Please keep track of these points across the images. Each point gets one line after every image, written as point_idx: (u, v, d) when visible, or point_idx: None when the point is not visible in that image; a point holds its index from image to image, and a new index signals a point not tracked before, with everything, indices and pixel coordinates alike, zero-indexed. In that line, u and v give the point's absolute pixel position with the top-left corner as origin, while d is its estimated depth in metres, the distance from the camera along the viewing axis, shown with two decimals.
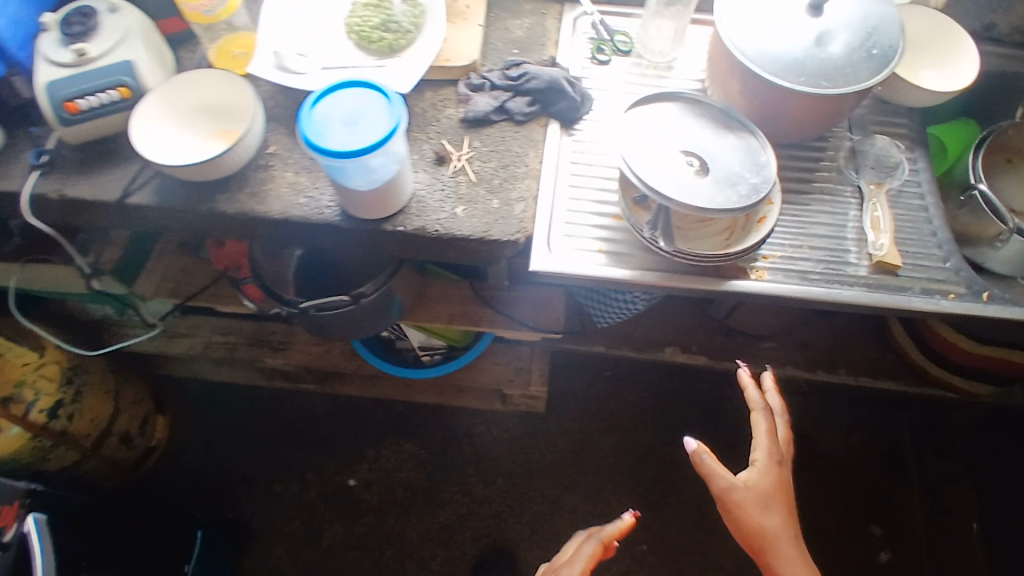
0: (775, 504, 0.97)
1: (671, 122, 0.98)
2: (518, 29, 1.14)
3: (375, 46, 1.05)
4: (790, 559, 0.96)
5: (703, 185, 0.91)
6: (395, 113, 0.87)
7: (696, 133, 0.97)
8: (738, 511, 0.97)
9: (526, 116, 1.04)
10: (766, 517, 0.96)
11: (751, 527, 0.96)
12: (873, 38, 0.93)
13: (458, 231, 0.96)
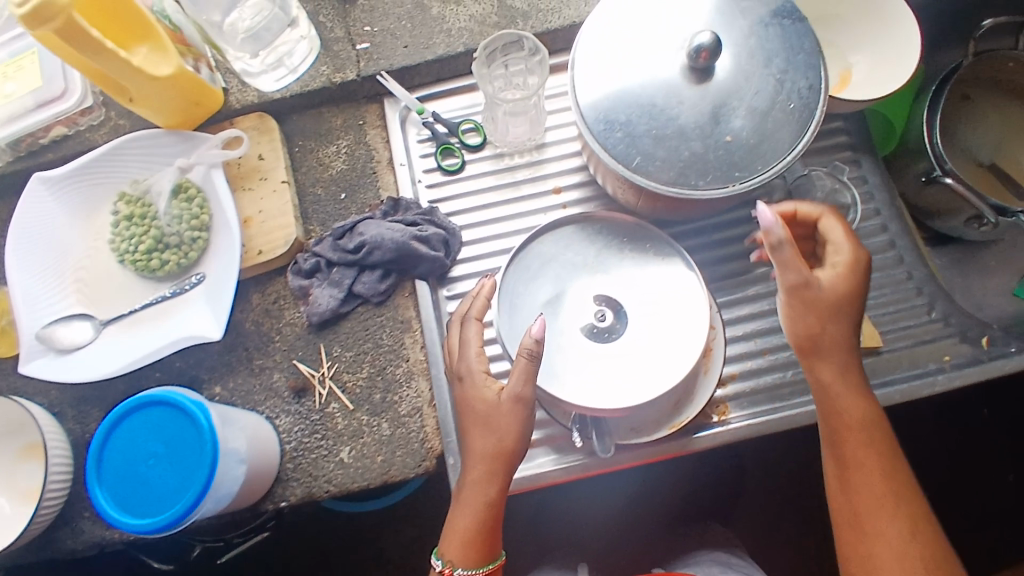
0: (844, 303, 0.66)
1: (564, 262, 0.76)
2: (337, 160, 0.87)
3: (162, 272, 0.80)
4: (857, 432, 0.66)
5: (629, 355, 0.71)
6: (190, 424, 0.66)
7: (600, 268, 0.76)
8: (798, 293, 0.65)
9: (384, 294, 0.81)
10: (831, 329, 0.66)
11: (809, 329, 0.66)
12: (787, 85, 0.69)
13: (351, 485, 0.77)
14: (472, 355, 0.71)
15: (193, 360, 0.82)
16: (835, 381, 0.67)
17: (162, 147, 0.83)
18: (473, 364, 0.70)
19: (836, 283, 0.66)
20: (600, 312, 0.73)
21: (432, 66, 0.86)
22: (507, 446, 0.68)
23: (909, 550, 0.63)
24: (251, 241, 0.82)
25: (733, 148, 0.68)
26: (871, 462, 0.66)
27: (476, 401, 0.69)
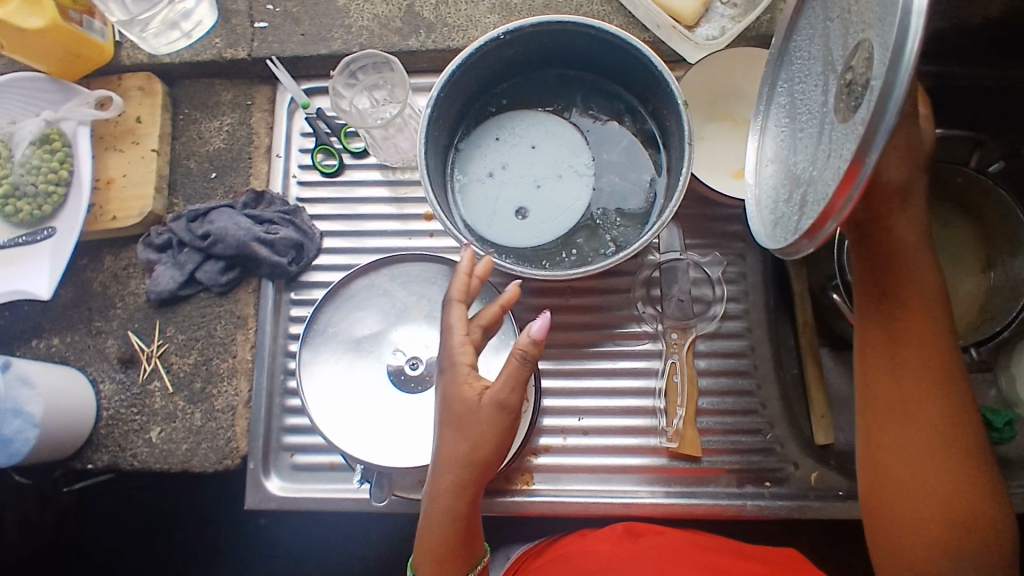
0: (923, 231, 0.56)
1: (398, 305, 0.75)
2: (216, 138, 0.85)
3: (16, 219, 0.81)
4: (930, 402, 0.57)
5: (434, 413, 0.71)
6: None
7: (433, 320, 0.75)
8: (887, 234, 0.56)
9: (225, 286, 0.80)
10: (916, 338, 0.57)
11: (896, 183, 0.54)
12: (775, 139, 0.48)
13: (154, 465, 0.78)
14: (456, 351, 0.59)
15: (37, 308, 0.84)
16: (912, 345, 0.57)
17: (41, 92, 0.83)
18: (458, 362, 0.58)
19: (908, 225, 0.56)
20: (414, 361, 0.73)
21: (327, 60, 0.83)
22: (465, 441, 0.58)
23: (955, 487, 0.57)
24: (107, 202, 0.82)
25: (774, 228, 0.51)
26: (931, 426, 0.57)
27: (454, 403, 0.58)
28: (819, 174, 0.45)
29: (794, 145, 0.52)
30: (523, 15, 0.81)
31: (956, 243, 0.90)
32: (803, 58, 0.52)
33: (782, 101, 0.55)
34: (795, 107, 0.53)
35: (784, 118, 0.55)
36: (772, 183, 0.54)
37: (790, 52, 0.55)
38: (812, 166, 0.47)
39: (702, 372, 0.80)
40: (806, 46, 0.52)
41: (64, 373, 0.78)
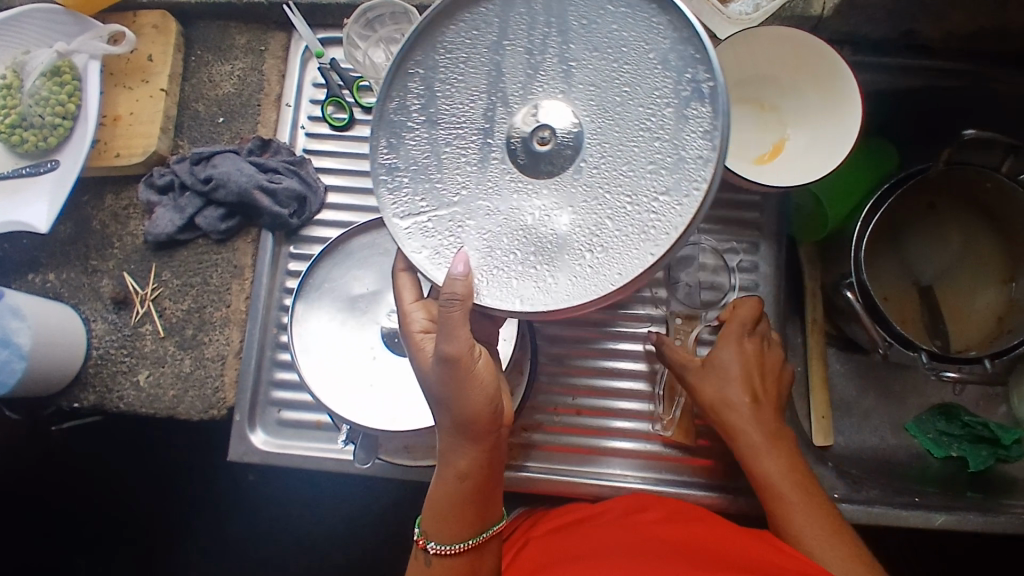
0: (739, 378, 0.66)
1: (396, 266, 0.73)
2: (227, 82, 0.83)
3: (22, 150, 0.80)
4: (790, 501, 0.62)
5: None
6: None
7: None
8: (704, 390, 0.68)
9: (224, 234, 0.79)
10: (765, 467, 0.64)
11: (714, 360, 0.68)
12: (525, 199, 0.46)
13: (140, 408, 0.78)
14: (461, 334, 0.49)
15: (35, 241, 0.82)
16: (761, 462, 0.64)
17: (60, 24, 0.81)
18: (466, 342, 0.50)
19: (721, 352, 0.68)
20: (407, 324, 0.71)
21: (345, 10, 0.80)
22: (493, 425, 0.53)
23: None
24: (113, 139, 0.80)
25: (427, 263, 0.47)
26: (810, 526, 0.60)
27: (478, 379, 0.51)
28: (519, 253, 0.45)
29: (446, 171, 0.47)
30: None
31: (980, 253, 0.88)
32: (461, 73, 0.48)
33: (415, 95, 0.48)
34: (442, 122, 0.48)
35: (422, 121, 0.48)
36: (406, 201, 0.48)
37: (436, 49, 0.48)
38: (497, 228, 0.46)
39: None
40: (457, 60, 0.48)
41: (57, 309, 0.76)
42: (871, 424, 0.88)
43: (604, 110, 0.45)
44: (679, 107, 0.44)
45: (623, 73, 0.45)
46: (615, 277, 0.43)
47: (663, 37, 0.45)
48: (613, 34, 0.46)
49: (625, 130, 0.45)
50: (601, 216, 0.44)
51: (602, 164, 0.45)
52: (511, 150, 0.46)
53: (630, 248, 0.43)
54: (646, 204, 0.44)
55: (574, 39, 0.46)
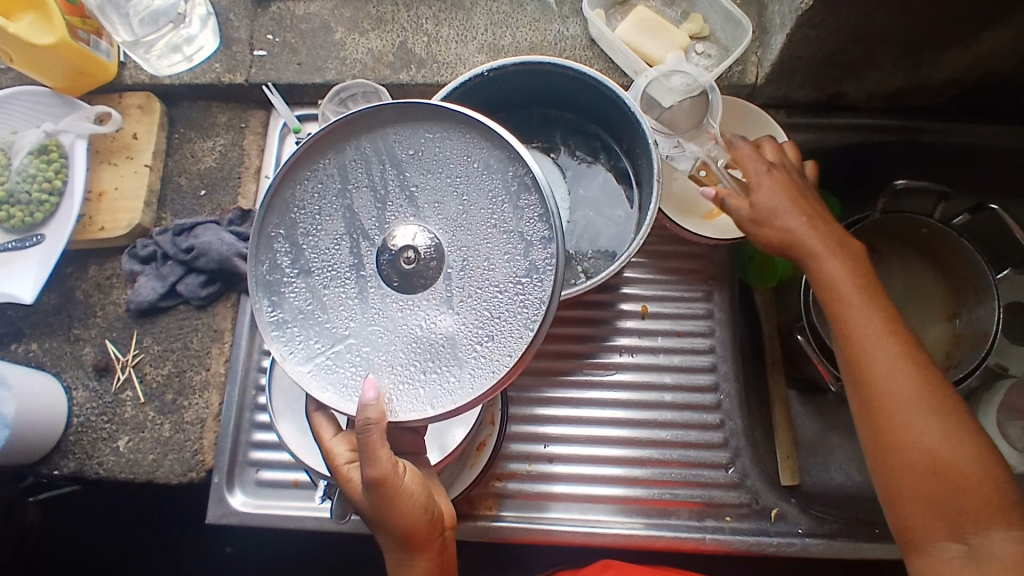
0: (790, 200, 0.63)
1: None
2: (208, 157, 0.88)
3: (7, 225, 0.83)
4: (882, 347, 0.60)
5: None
6: None
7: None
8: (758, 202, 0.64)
9: (205, 299, 0.82)
10: (867, 326, 0.61)
11: (777, 231, 0.64)
12: (408, 319, 0.50)
13: (120, 474, 0.79)
14: (382, 458, 0.52)
15: (19, 312, 0.85)
16: (864, 331, 0.60)
17: (46, 105, 0.87)
18: (387, 463, 0.53)
19: (762, 194, 0.64)
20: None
21: (320, 89, 0.87)
22: (430, 534, 0.57)
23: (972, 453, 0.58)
24: (97, 213, 0.84)
25: (339, 399, 0.50)
26: (903, 369, 0.60)
27: (405, 494, 0.54)
28: (417, 362, 0.50)
29: (331, 310, 0.52)
30: (509, 56, 0.85)
31: (924, 292, 0.94)
32: (319, 220, 0.53)
33: (287, 251, 0.53)
34: (315, 270, 0.53)
35: (298, 271, 0.53)
36: (302, 348, 0.52)
37: (291, 209, 0.53)
38: (392, 345, 0.50)
39: (669, 405, 0.80)
40: (314, 210, 0.53)
41: (40, 379, 0.78)
42: (835, 461, 0.91)
43: (451, 222, 0.52)
44: (513, 203, 0.51)
45: (456, 192, 0.52)
46: (508, 355, 0.48)
47: (480, 148, 0.52)
48: (439, 161, 0.52)
49: (474, 234, 0.51)
50: (477, 312, 0.50)
51: (462, 267, 0.51)
52: (383, 274, 0.51)
53: (512, 326, 0.49)
54: (514, 286, 0.50)
55: (409, 166, 0.53)
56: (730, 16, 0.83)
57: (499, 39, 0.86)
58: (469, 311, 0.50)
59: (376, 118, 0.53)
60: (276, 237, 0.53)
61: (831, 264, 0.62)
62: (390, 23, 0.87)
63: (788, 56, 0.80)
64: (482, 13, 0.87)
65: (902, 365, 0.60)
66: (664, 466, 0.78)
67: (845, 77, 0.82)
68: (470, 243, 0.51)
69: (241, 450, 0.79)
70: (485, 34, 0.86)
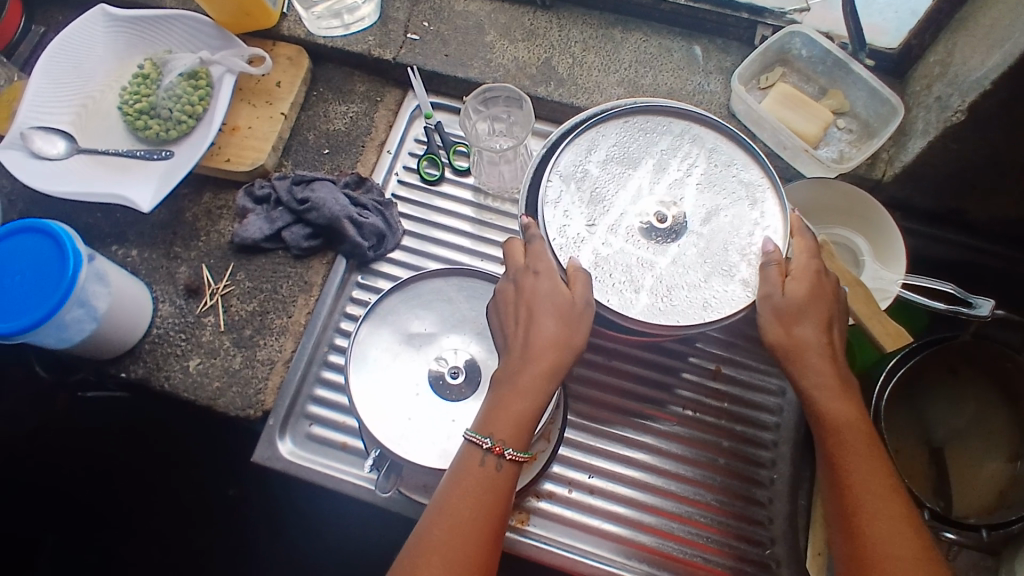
0: (807, 282, 0.71)
1: (457, 314, 0.78)
2: (339, 120, 0.92)
3: (142, 135, 0.87)
4: (856, 443, 0.68)
5: (459, 423, 0.73)
6: (56, 227, 0.71)
7: (483, 337, 0.77)
8: (786, 312, 0.71)
9: (304, 251, 0.85)
10: (841, 409, 0.69)
11: (769, 293, 0.70)
12: (630, 251, 0.72)
13: (183, 392, 0.81)
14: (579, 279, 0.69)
15: (128, 218, 0.89)
16: (835, 412, 0.69)
17: (203, 33, 0.90)
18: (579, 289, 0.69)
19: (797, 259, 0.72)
20: (454, 370, 0.75)
21: (460, 83, 0.90)
22: (566, 349, 0.70)
23: (911, 548, 0.63)
24: (226, 145, 0.88)
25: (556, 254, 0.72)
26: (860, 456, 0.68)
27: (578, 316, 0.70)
28: (619, 278, 0.71)
29: (595, 206, 0.74)
30: (646, 95, 0.88)
31: (993, 424, 0.89)
32: (629, 158, 0.76)
33: (595, 151, 0.76)
34: (606, 178, 0.75)
35: (594, 166, 0.75)
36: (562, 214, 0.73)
37: (618, 139, 0.77)
38: (615, 257, 0.72)
39: (721, 470, 0.79)
40: (626, 150, 0.77)
41: (134, 286, 0.81)
42: None
43: (703, 215, 0.74)
44: (747, 240, 0.73)
45: (720, 201, 0.75)
46: (678, 319, 0.69)
47: (749, 196, 0.75)
48: (725, 179, 0.76)
49: (707, 233, 0.73)
50: (678, 279, 0.71)
51: (684, 249, 0.73)
52: (640, 218, 0.73)
53: (690, 303, 0.70)
54: (714, 289, 0.71)
55: (706, 171, 0.76)
56: (876, 94, 0.83)
57: (640, 77, 0.89)
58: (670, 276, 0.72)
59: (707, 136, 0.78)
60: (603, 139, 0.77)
61: (808, 325, 0.71)
62: (540, 38, 0.91)
63: (921, 162, 0.80)
64: (630, 50, 0.90)
65: (865, 459, 0.67)
66: (701, 528, 0.77)
67: (969, 196, 0.83)
68: (707, 235, 0.73)
69: (301, 400, 0.81)
70: (628, 70, 0.89)
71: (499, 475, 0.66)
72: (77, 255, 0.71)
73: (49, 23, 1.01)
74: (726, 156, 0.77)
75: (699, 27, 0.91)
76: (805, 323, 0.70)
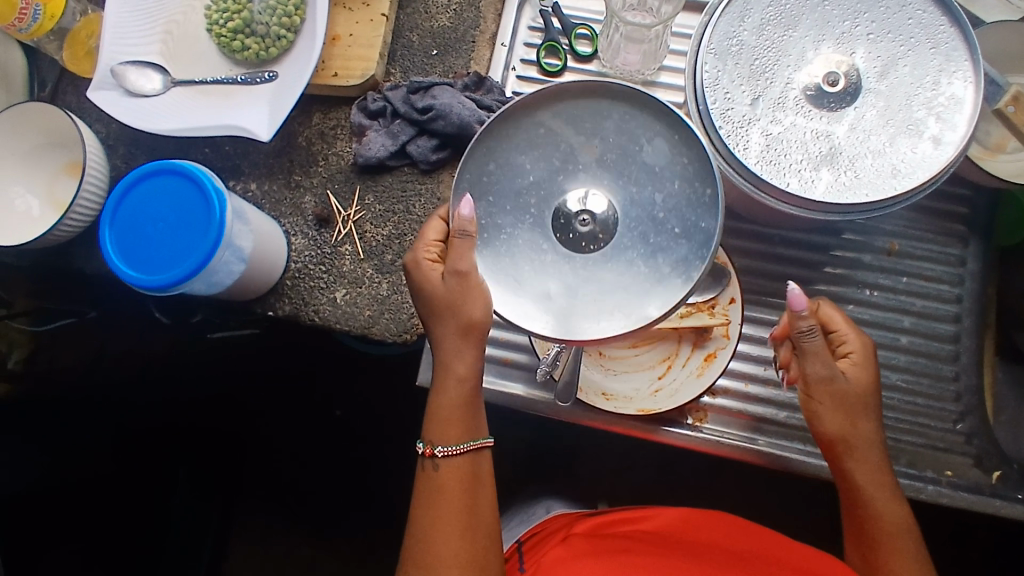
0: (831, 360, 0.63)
1: (564, 147, 0.60)
2: (442, 14, 0.83)
3: (240, 56, 0.81)
4: (871, 460, 0.64)
5: (586, 267, 0.59)
6: (195, 167, 0.67)
7: (604, 165, 0.60)
8: (820, 404, 0.64)
9: (433, 165, 0.80)
10: (865, 422, 0.64)
11: (829, 412, 0.63)
12: (802, 125, 0.63)
13: (333, 323, 0.79)
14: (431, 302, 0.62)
15: (238, 150, 0.84)
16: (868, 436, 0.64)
17: None
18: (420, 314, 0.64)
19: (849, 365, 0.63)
20: (584, 211, 0.60)
21: None
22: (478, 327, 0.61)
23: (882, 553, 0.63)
24: (330, 57, 0.81)
25: (720, 139, 0.64)
26: (875, 470, 0.64)
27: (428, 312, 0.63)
28: (793, 156, 0.63)
29: (755, 77, 0.65)
30: None
31: None
32: (788, 16, 0.66)
33: (748, 15, 0.66)
34: (764, 42, 0.65)
35: (751, 35, 0.65)
36: (720, 91, 0.64)
37: None
38: (786, 132, 0.63)
39: (901, 349, 0.76)
40: (784, 5, 0.66)
41: (268, 221, 0.78)
42: None
43: (880, 72, 0.64)
44: (935, 93, 0.63)
45: (899, 51, 0.64)
46: (865, 194, 0.61)
47: (935, 40, 0.64)
48: (905, 24, 0.65)
49: (888, 91, 0.64)
50: (860, 148, 0.63)
51: (862, 113, 0.63)
52: (810, 85, 0.64)
53: (876, 173, 0.62)
54: (903, 152, 0.62)
55: (879, 16, 0.65)
56: None
57: None
58: (851, 148, 0.63)
59: None
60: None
61: (838, 414, 0.64)
62: None
63: None
64: None
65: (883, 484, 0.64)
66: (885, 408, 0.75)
67: None
68: (888, 94, 0.63)
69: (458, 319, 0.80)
70: None
71: (439, 477, 0.63)
72: (222, 195, 0.67)
73: None
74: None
75: None
76: (835, 400, 0.63)
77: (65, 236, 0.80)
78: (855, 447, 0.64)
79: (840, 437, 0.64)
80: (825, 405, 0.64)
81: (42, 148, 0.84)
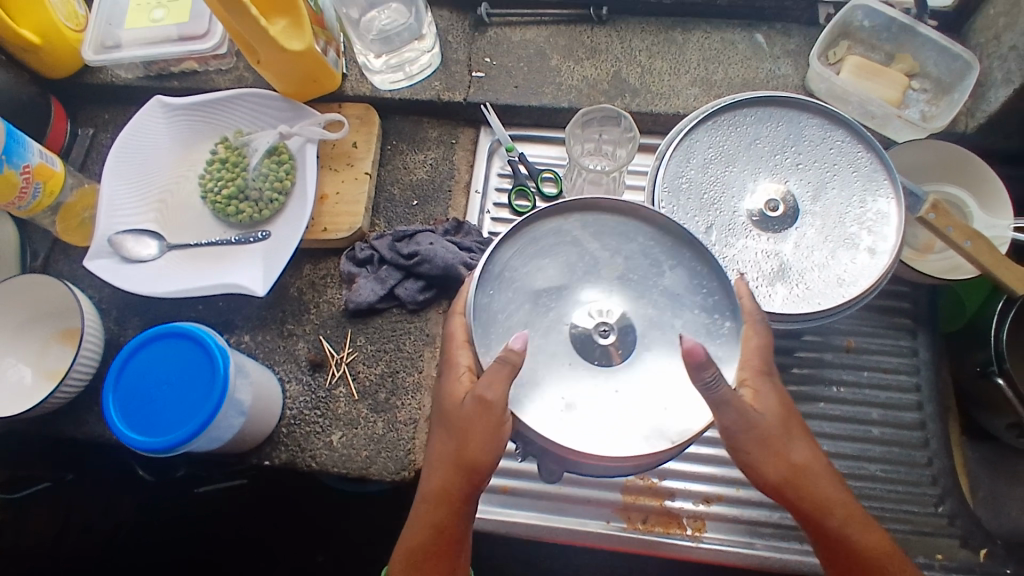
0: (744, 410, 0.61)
1: (587, 257, 0.65)
2: (420, 169, 0.92)
3: (234, 219, 0.87)
4: (828, 492, 0.64)
5: (594, 399, 0.61)
6: (195, 329, 0.70)
7: (625, 283, 0.65)
8: (751, 454, 0.62)
9: (420, 304, 0.85)
10: (799, 452, 0.63)
11: (770, 462, 0.62)
12: (754, 248, 0.72)
13: (331, 468, 0.80)
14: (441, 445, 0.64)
15: (230, 305, 0.88)
16: (805, 467, 0.63)
17: (271, 108, 0.90)
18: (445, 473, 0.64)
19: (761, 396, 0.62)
20: (605, 329, 0.63)
21: (535, 111, 0.93)
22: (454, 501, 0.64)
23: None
24: (319, 213, 0.88)
25: None
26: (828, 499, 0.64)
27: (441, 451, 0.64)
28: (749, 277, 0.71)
29: (705, 210, 0.73)
30: (721, 89, 0.92)
31: None
32: (727, 154, 0.75)
33: (692, 156, 0.75)
34: (710, 179, 0.74)
35: (697, 173, 0.75)
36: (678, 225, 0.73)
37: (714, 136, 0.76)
38: (741, 256, 0.71)
39: (875, 439, 0.81)
40: (720, 143, 0.76)
41: (266, 375, 0.80)
42: None
43: (813, 196, 0.74)
44: (865, 211, 0.72)
45: (827, 177, 0.74)
46: (819, 303, 0.69)
47: (856, 164, 0.74)
48: (828, 153, 0.75)
49: (825, 213, 0.73)
50: (807, 265, 0.71)
51: (805, 234, 0.72)
52: (755, 214, 0.73)
53: (825, 285, 0.70)
54: (844, 265, 0.70)
55: (808, 153, 0.75)
56: (947, 51, 0.87)
57: (710, 74, 0.93)
58: (797, 266, 0.71)
59: (795, 112, 0.77)
60: (718, 133, 0.76)
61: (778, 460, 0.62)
62: (603, 55, 0.94)
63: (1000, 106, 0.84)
64: (694, 50, 0.94)
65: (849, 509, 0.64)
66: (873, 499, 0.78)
67: None
68: (824, 215, 0.73)
69: None
70: (693, 73, 0.93)
71: None
72: (224, 353, 0.70)
73: (97, 124, 1.03)
74: (821, 130, 0.76)
75: (757, 16, 0.95)
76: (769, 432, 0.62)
77: (58, 402, 0.81)
78: (802, 493, 0.63)
79: (782, 483, 0.63)
80: (760, 454, 0.62)
81: (33, 319, 0.86)
